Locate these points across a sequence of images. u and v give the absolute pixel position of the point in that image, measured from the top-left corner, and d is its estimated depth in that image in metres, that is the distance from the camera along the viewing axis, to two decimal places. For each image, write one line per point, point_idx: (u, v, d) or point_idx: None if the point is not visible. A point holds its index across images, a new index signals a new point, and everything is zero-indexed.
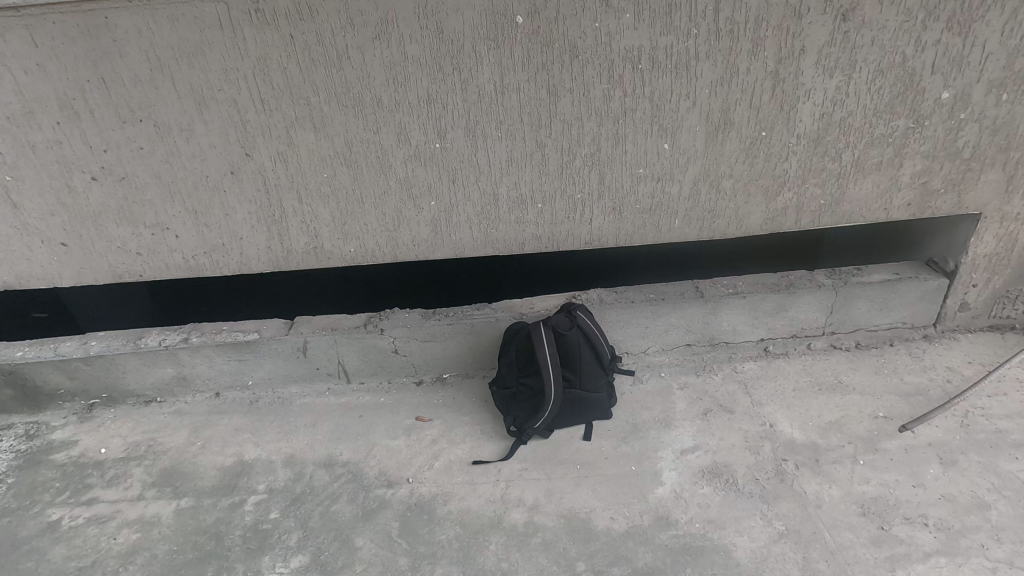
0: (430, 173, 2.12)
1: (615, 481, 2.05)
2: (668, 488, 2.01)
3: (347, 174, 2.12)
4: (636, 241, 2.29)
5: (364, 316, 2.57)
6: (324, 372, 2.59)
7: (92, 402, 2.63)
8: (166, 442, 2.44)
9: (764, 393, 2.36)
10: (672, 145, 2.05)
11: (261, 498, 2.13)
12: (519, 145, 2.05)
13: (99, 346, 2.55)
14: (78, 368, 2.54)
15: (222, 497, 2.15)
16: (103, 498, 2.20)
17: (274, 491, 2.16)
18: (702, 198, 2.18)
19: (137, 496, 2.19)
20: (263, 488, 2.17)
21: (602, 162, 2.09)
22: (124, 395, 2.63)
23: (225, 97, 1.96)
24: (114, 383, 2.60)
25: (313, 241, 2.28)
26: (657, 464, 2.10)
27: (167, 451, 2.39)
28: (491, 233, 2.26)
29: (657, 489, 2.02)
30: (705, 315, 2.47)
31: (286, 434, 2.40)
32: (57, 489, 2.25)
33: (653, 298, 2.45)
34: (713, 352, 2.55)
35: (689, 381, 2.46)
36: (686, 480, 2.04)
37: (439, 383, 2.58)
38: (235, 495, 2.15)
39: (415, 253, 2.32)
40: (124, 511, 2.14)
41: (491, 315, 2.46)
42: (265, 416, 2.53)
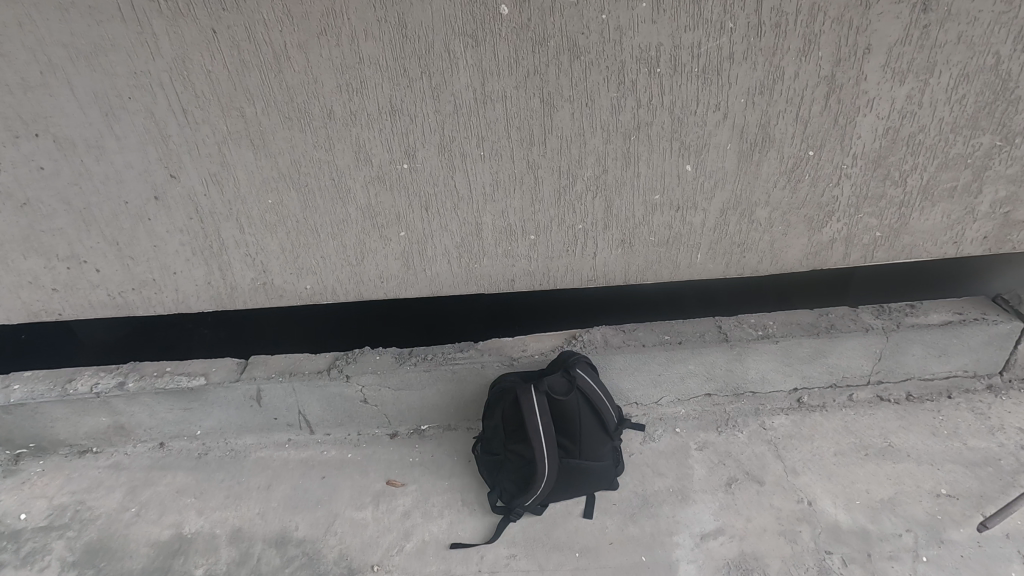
0: (399, 198, 1.73)
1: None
2: None
3: (297, 200, 1.74)
4: (649, 279, 1.91)
5: (329, 358, 2.21)
6: (283, 422, 2.24)
7: (19, 453, 2.29)
8: (96, 506, 2.09)
9: (799, 457, 1.99)
10: (696, 166, 1.66)
11: None
12: (507, 167, 1.66)
13: (22, 392, 2.19)
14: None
15: None
16: None
17: None
18: (731, 229, 1.79)
19: None
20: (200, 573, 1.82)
21: (609, 187, 1.70)
22: (54, 445, 2.29)
23: (138, 107, 1.57)
24: (41, 433, 2.25)
25: (261, 276, 1.91)
26: (672, 554, 1.73)
27: (97, 518, 2.05)
28: (474, 269, 1.89)
29: None
30: (729, 362, 2.09)
31: (234, 499, 2.05)
32: None
33: (667, 343, 2.08)
34: (737, 404, 2.17)
35: (709, 439, 2.09)
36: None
37: (416, 436, 2.22)
38: None
39: (384, 291, 1.95)
40: None
41: (477, 360, 2.10)
42: (214, 474, 2.18)
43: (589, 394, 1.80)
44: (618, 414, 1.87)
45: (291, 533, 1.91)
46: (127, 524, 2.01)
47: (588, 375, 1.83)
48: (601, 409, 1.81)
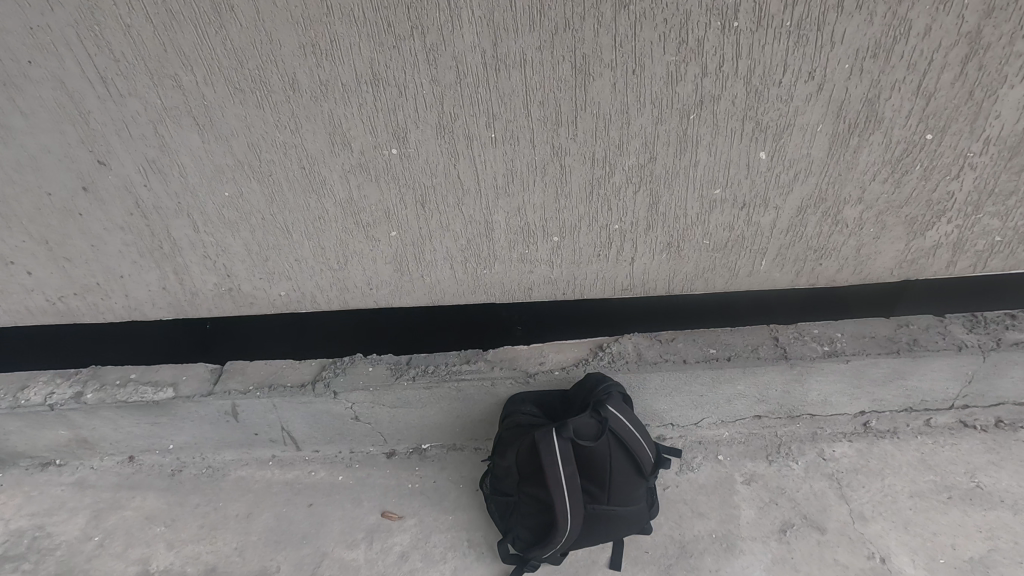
0: (388, 192, 1.37)
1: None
2: None
3: (261, 193, 1.38)
4: (698, 288, 1.55)
5: (315, 369, 1.90)
6: (265, 439, 1.96)
7: None
8: (56, 533, 1.85)
9: (867, 498, 1.68)
10: (773, 154, 1.27)
11: None
12: (526, 153, 1.29)
13: None
14: None
15: None
16: None
17: None
18: (808, 231, 1.41)
19: None
20: None
21: (656, 180, 1.32)
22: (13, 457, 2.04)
23: (43, 74, 1.19)
24: None
25: (225, 282, 1.58)
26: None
27: (57, 547, 1.81)
28: (483, 276, 1.54)
29: None
30: (786, 383, 1.76)
31: (210, 531, 1.80)
32: None
33: (713, 360, 1.74)
34: (791, 427, 1.86)
35: (759, 471, 1.78)
36: None
37: (416, 457, 1.94)
38: None
39: (375, 298, 1.61)
40: None
41: (486, 377, 1.79)
42: (188, 496, 1.92)
43: (622, 432, 1.50)
44: (654, 451, 1.57)
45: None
46: (88, 557, 1.77)
47: (619, 408, 1.52)
48: (635, 449, 1.51)
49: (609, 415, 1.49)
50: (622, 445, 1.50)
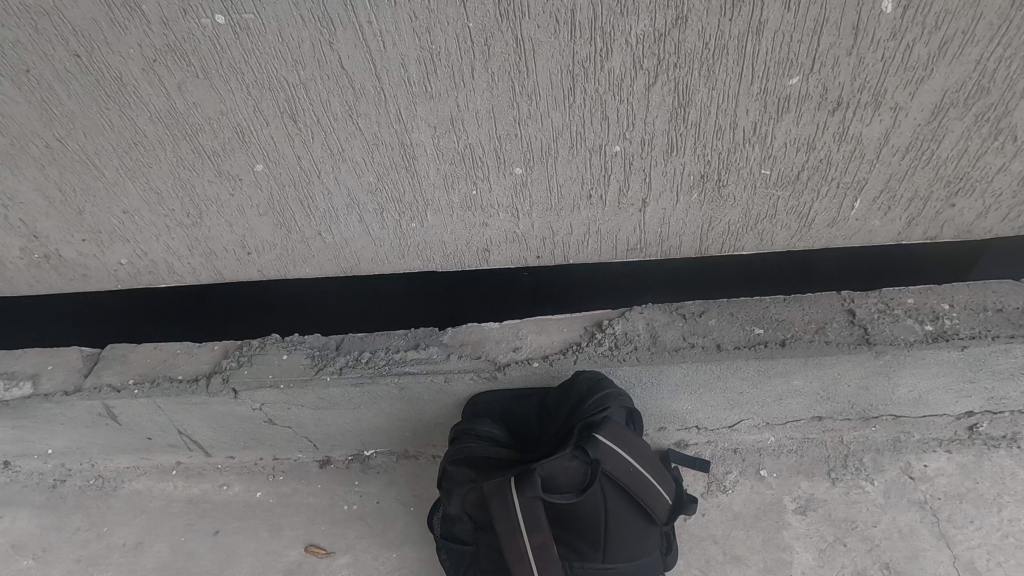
0: (230, 96, 0.81)
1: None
2: None
3: (22, 103, 0.83)
4: (744, 243, 1.00)
5: (217, 356, 1.42)
6: (164, 444, 1.51)
7: None
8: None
9: (977, 540, 1.18)
10: (908, 3, 0.68)
11: None
12: (450, 16, 0.71)
13: None
14: None
15: None
16: None
17: None
18: (943, 149, 0.83)
19: None
20: None
21: (685, 62, 0.74)
22: None
23: None
24: None
25: (33, 244, 1.06)
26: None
27: None
28: (412, 230, 1.00)
29: None
30: (865, 377, 1.23)
31: (88, 566, 1.39)
32: None
33: (760, 346, 1.21)
34: (864, 432, 1.33)
35: (818, 495, 1.28)
36: None
37: (357, 468, 1.48)
38: None
39: (260, 266, 1.09)
40: None
41: (438, 369, 1.30)
42: (69, 517, 1.50)
43: (620, 467, 1.02)
44: (672, 488, 1.09)
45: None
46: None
47: (618, 431, 1.03)
48: (642, 489, 1.03)
49: (601, 444, 1.01)
50: (621, 485, 1.02)
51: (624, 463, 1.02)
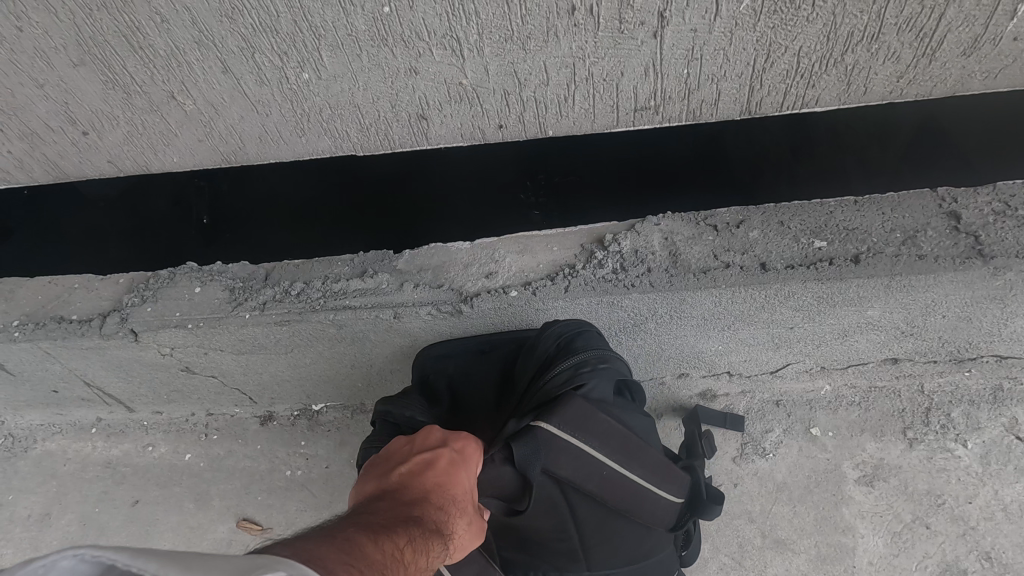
0: None
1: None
2: None
3: None
4: (828, 79, 0.67)
5: (112, 291, 1.11)
6: (72, 397, 1.24)
7: None
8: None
9: None
10: None
11: None
12: None
13: None
14: None
15: None
16: None
17: None
18: None
19: None
20: None
21: None
22: None
23: None
24: None
25: None
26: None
27: None
28: (306, 85, 0.66)
29: None
30: (971, 307, 0.89)
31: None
32: None
33: (824, 263, 0.86)
34: (954, 377, 0.99)
35: (890, 461, 0.97)
36: None
37: (304, 426, 1.20)
38: None
39: (108, 152, 0.76)
40: None
41: (385, 302, 0.98)
42: None
43: (582, 468, 0.75)
44: (677, 481, 0.81)
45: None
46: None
47: (580, 418, 0.74)
48: (622, 491, 0.77)
49: (553, 438, 0.73)
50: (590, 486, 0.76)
51: (591, 460, 0.75)
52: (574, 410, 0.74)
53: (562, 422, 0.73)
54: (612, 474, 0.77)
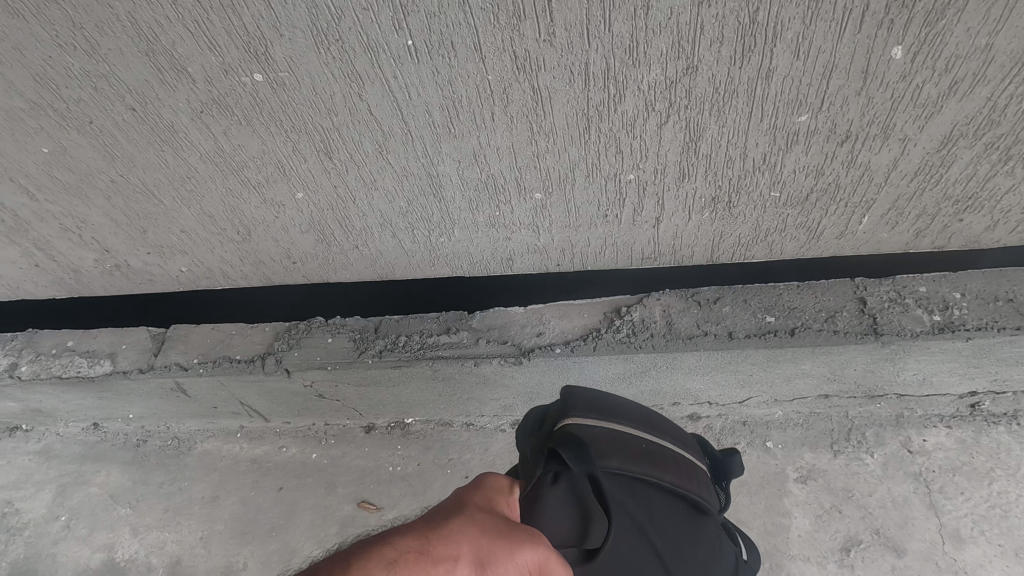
0: (271, 140, 0.89)
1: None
2: None
3: (88, 146, 0.92)
4: (755, 255, 1.05)
5: (267, 337, 1.56)
6: (227, 411, 1.70)
7: None
8: (24, 510, 1.73)
9: (964, 509, 1.27)
10: (916, 50, 0.69)
11: None
12: (471, 71, 0.76)
13: None
14: None
15: None
16: None
17: None
18: (951, 174, 0.86)
19: None
20: None
21: (696, 105, 0.78)
22: None
23: None
24: None
25: (105, 255, 1.18)
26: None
27: (26, 528, 1.69)
28: (443, 244, 1.08)
29: None
30: (873, 363, 1.29)
31: (173, 517, 1.62)
32: None
33: (772, 334, 1.27)
34: (868, 408, 1.41)
35: (820, 466, 1.38)
36: None
37: (399, 432, 1.65)
38: None
39: (304, 272, 1.19)
40: None
41: (467, 351, 1.41)
42: (153, 473, 1.73)
43: (621, 448, 0.71)
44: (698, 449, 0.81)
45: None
46: (53, 540, 1.65)
47: (591, 400, 0.76)
48: (666, 464, 0.73)
49: (585, 427, 0.72)
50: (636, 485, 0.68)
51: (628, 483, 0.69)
52: (584, 400, 0.75)
53: (583, 410, 0.73)
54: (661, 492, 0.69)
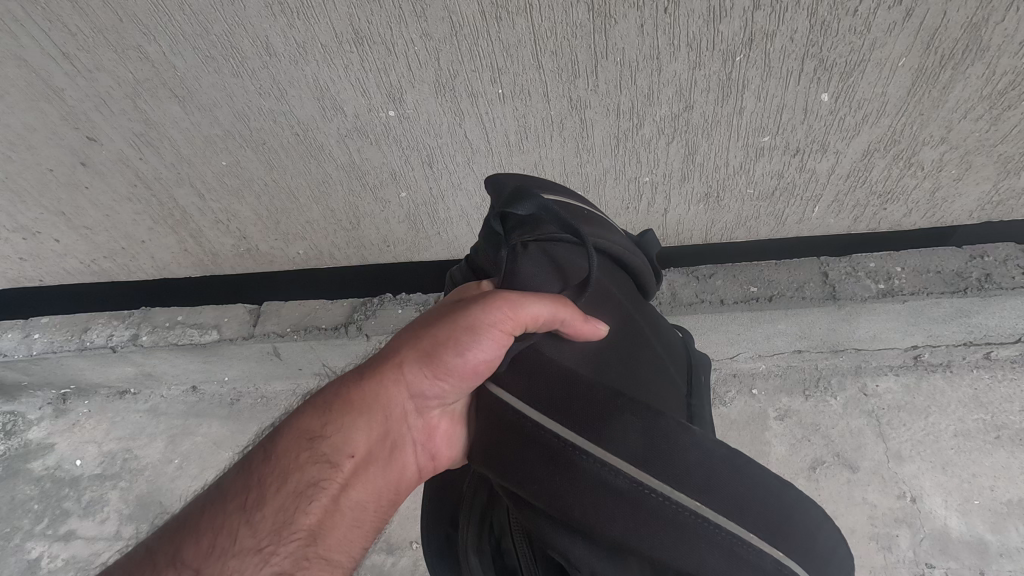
0: (390, 154, 1.25)
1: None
2: None
3: (255, 160, 1.28)
4: (739, 238, 1.41)
5: (345, 309, 1.92)
6: (309, 373, 2.06)
7: (64, 394, 2.28)
8: (142, 455, 2.09)
9: (907, 436, 1.62)
10: (838, 96, 1.05)
11: None
12: (540, 108, 1.12)
13: (44, 344, 2.03)
14: (31, 366, 2.09)
15: None
16: (80, 532, 1.96)
17: None
18: (874, 175, 1.21)
19: (115, 536, 1.93)
20: None
21: (692, 130, 1.14)
22: (94, 386, 2.26)
23: (3, 54, 1.08)
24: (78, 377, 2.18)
25: (241, 242, 1.54)
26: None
27: (145, 470, 2.05)
28: None
29: None
30: (834, 322, 1.65)
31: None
32: (36, 514, 2.02)
33: (753, 300, 1.63)
34: (833, 361, 1.77)
35: (794, 406, 1.73)
36: None
37: None
38: None
39: (392, 252, 1.55)
40: (101, 554, 1.89)
41: None
42: (247, 425, 2.09)
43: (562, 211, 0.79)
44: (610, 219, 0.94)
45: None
46: (170, 478, 2.01)
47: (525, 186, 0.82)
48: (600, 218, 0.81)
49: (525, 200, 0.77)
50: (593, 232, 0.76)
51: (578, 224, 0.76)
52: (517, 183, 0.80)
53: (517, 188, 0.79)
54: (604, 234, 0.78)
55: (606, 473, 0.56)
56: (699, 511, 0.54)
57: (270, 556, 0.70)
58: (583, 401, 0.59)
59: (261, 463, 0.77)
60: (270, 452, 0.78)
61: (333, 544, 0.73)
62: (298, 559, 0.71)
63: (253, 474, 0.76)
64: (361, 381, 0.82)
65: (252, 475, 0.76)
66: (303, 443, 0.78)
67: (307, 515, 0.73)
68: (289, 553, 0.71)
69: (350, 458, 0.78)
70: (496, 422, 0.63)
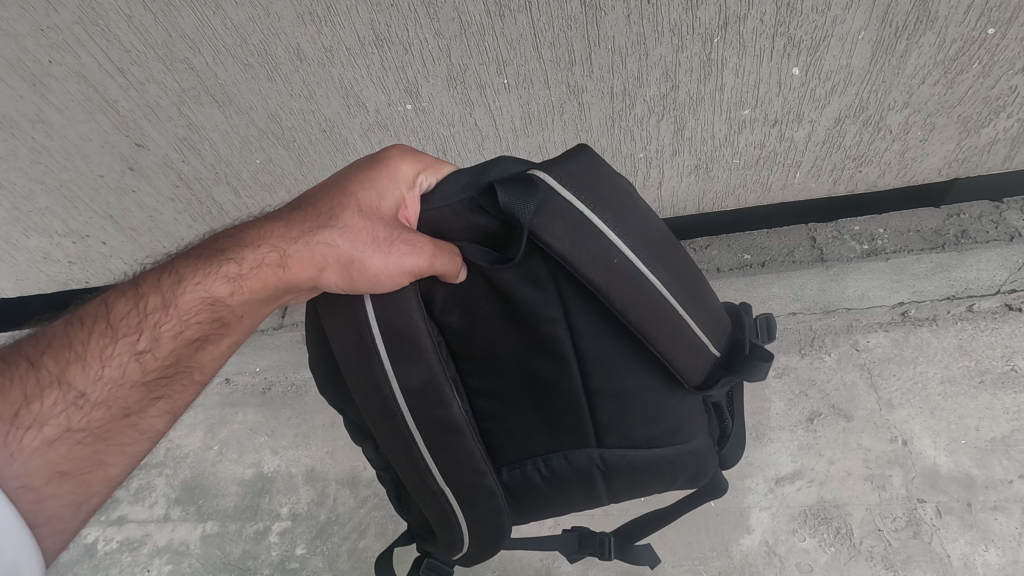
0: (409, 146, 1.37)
1: (690, 526, 1.54)
2: (757, 537, 1.49)
3: (286, 157, 1.41)
4: (729, 206, 1.53)
5: None
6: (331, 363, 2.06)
7: None
8: (185, 444, 1.91)
9: (896, 384, 1.63)
10: (807, 69, 1.18)
11: (286, 526, 1.69)
12: (541, 95, 1.24)
13: None
14: None
15: (247, 521, 1.72)
16: (131, 517, 1.78)
17: (298, 517, 1.70)
18: (847, 140, 1.33)
19: (163, 517, 1.77)
20: (287, 512, 1.72)
21: (680, 107, 1.26)
22: None
23: (65, 72, 1.23)
24: None
25: None
26: (743, 501, 1.54)
27: (187, 457, 1.87)
28: None
29: (743, 538, 1.50)
30: (823, 282, 1.73)
31: (304, 438, 1.84)
32: None
33: (746, 262, 1.76)
34: (825, 321, 1.76)
35: (791, 364, 1.73)
36: (783, 523, 1.50)
37: None
38: (259, 521, 1.72)
39: None
40: (153, 535, 1.74)
41: None
42: (279, 412, 1.91)
43: (574, 237, 0.79)
44: (686, 302, 0.87)
45: (322, 470, 1.77)
46: (210, 462, 1.85)
47: (577, 177, 0.80)
48: (622, 281, 0.81)
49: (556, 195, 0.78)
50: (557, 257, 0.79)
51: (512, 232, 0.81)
52: (572, 173, 0.80)
53: (561, 178, 0.79)
54: (592, 282, 0.80)
55: (379, 380, 0.79)
56: (414, 435, 0.82)
57: (154, 382, 0.74)
58: (401, 339, 0.78)
59: (158, 283, 0.75)
60: (174, 278, 0.75)
61: (208, 368, 0.78)
62: (174, 381, 0.76)
63: (144, 298, 0.75)
64: (294, 236, 0.76)
65: (149, 296, 0.75)
66: (208, 277, 0.75)
67: (194, 354, 0.75)
68: (165, 384, 0.75)
69: (243, 317, 0.76)
70: (350, 311, 0.78)
